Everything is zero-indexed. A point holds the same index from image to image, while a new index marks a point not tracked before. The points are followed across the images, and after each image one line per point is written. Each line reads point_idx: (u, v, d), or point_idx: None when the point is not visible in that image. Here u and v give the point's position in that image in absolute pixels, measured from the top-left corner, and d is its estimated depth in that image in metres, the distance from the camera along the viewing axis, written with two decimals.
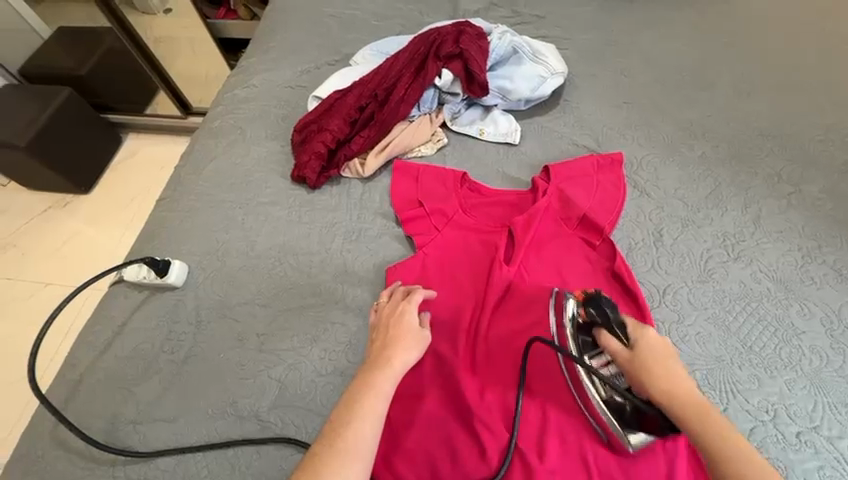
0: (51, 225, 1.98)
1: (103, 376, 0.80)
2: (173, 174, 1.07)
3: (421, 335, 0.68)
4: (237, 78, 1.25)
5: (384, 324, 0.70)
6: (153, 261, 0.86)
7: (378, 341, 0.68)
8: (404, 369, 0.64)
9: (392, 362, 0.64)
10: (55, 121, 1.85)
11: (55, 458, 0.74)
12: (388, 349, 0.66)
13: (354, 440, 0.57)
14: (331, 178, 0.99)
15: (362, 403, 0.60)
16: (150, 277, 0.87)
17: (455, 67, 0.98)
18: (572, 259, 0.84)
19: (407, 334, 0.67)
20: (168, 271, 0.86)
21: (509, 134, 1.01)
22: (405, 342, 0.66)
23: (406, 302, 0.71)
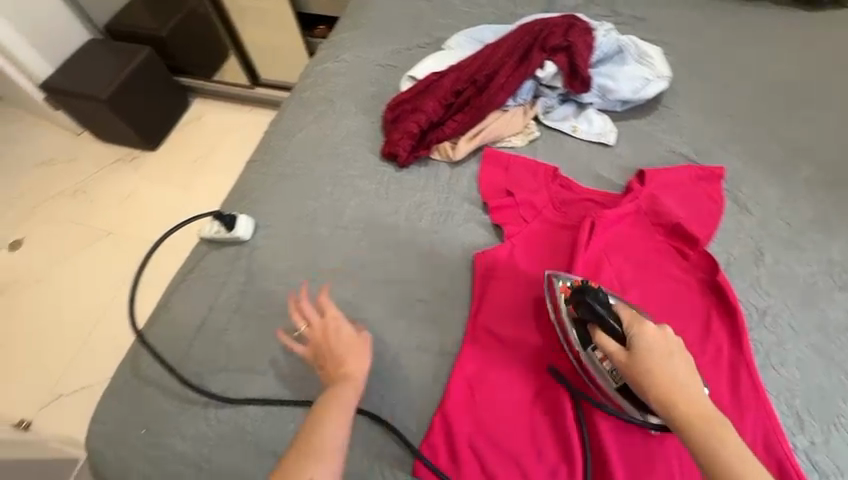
0: (119, 177, 2.06)
1: (194, 321, 0.82)
2: (264, 139, 1.10)
3: (361, 339, 0.72)
4: (327, 53, 1.26)
5: (311, 326, 0.74)
6: (220, 214, 0.89)
7: (318, 340, 0.73)
8: (359, 378, 0.69)
9: (350, 373, 0.68)
10: (133, 78, 1.93)
11: (147, 394, 0.75)
12: (359, 357, 0.70)
13: (336, 438, 0.62)
14: (420, 159, 0.99)
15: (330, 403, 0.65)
16: (220, 235, 0.90)
17: (559, 60, 0.96)
18: (662, 265, 0.83)
19: (353, 339, 0.72)
20: (236, 224, 0.90)
21: (603, 134, 1.00)
22: (355, 355, 0.71)
23: (329, 314, 0.75)
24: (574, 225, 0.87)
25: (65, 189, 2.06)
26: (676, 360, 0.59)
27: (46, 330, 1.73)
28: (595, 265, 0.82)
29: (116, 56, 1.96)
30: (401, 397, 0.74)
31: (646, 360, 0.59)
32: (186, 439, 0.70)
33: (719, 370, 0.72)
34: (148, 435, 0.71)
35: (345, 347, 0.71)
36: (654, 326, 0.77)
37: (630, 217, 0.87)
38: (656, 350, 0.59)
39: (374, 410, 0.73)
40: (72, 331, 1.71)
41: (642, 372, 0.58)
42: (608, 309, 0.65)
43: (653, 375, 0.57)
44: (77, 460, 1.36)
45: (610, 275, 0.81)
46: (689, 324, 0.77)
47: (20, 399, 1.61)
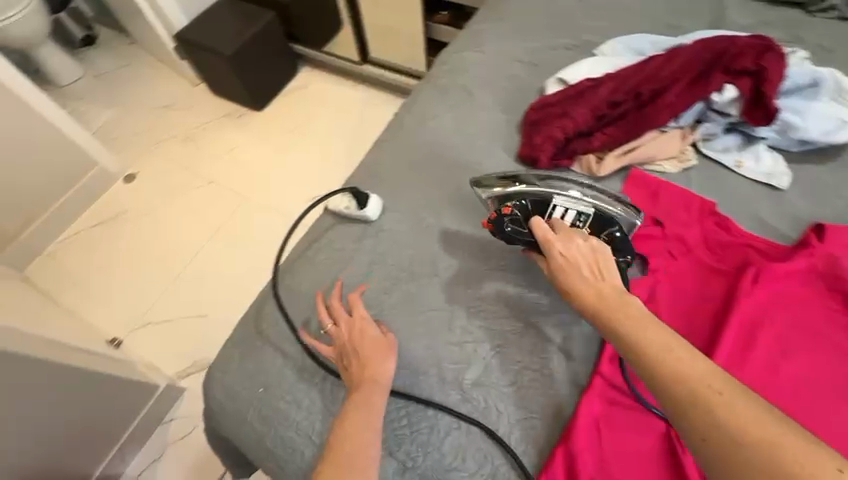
0: (225, 130, 2.15)
1: (315, 290, 0.82)
2: (395, 120, 1.09)
3: (386, 341, 0.71)
4: (467, 41, 1.22)
5: (346, 332, 0.72)
6: (355, 192, 0.88)
7: (344, 343, 0.71)
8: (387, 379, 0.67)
9: (376, 376, 0.67)
10: (255, 39, 2.00)
11: (267, 354, 0.76)
12: (380, 357, 0.69)
13: (363, 441, 0.60)
14: (559, 168, 0.93)
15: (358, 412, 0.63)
16: (348, 212, 0.89)
17: (743, 85, 0.86)
18: (834, 337, 0.72)
19: (370, 333, 0.71)
20: (367, 204, 0.88)
21: (773, 175, 0.88)
22: (377, 356, 0.69)
23: (357, 314, 0.73)
24: (730, 271, 0.78)
25: (176, 133, 2.16)
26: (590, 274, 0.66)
27: (142, 261, 1.82)
28: (751, 321, 0.73)
29: (244, 17, 2.04)
30: (521, 418, 0.68)
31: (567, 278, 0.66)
32: (301, 408, 0.71)
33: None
34: (265, 395, 0.73)
35: (361, 349, 0.70)
36: (820, 406, 0.67)
37: (801, 275, 0.76)
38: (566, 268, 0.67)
39: (491, 425, 0.68)
40: (166, 267, 1.80)
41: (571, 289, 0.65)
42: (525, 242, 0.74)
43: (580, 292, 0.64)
44: (158, 389, 1.44)
45: (770, 336, 0.72)
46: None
47: (111, 321, 1.70)
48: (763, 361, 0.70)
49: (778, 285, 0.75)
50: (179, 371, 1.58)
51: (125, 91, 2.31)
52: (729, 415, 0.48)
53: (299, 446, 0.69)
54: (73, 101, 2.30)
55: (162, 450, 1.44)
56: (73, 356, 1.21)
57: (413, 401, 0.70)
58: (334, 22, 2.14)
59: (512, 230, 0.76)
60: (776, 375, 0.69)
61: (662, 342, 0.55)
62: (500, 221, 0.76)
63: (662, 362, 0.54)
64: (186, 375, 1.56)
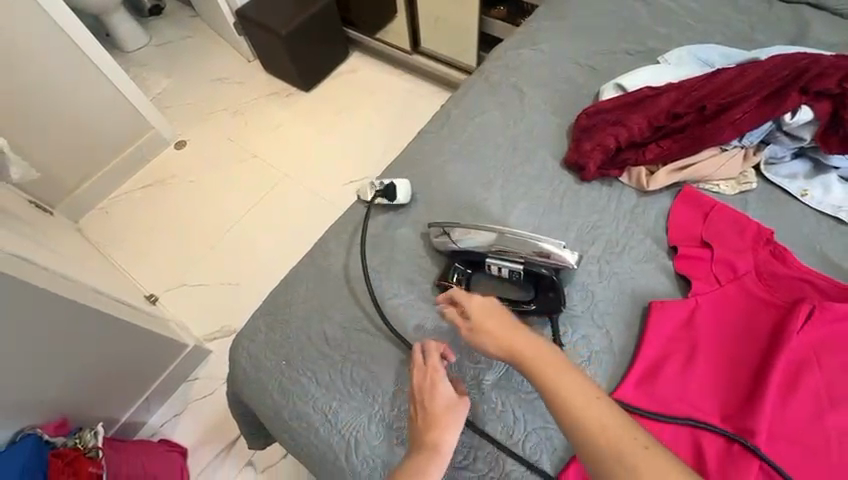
0: (271, 108, 2.20)
1: (344, 273, 0.83)
2: (441, 113, 1.08)
3: (459, 406, 0.63)
4: (523, 38, 1.19)
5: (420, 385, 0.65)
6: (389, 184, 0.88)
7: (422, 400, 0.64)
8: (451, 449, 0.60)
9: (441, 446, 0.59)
10: (310, 21, 2.04)
11: (293, 329, 0.78)
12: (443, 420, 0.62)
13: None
14: (605, 177, 0.90)
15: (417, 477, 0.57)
16: (372, 186, 0.89)
17: (820, 108, 0.79)
18: None
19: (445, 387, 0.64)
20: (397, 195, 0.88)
21: (843, 208, 0.82)
22: (448, 422, 0.61)
23: (431, 364, 0.66)
24: (779, 305, 0.73)
25: (227, 107, 2.23)
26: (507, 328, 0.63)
27: (183, 226, 1.90)
28: (796, 361, 0.69)
29: None
30: (538, 427, 0.66)
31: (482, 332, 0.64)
32: (320, 386, 0.72)
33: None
34: (287, 367, 0.75)
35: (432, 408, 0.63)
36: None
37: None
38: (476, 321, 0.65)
39: (507, 430, 0.67)
40: (204, 234, 1.87)
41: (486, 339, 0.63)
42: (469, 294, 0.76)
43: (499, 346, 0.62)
44: (185, 348, 1.50)
45: (817, 380, 0.67)
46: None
47: (150, 279, 1.79)
48: (804, 405, 0.66)
49: (832, 326, 0.70)
50: (206, 334, 1.65)
51: (185, 61, 2.41)
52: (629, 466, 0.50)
53: (314, 422, 0.71)
54: (136, 67, 2.41)
55: (182, 407, 1.51)
56: (114, 307, 1.28)
57: None
58: (388, 9, 2.14)
59: (456, 287, 0.77)
60: (819, 423, 0.65)
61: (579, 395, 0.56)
62: (446, 283, 0.78)
63: (577, 416, 0.54)
64: (212, 339, 1.63)
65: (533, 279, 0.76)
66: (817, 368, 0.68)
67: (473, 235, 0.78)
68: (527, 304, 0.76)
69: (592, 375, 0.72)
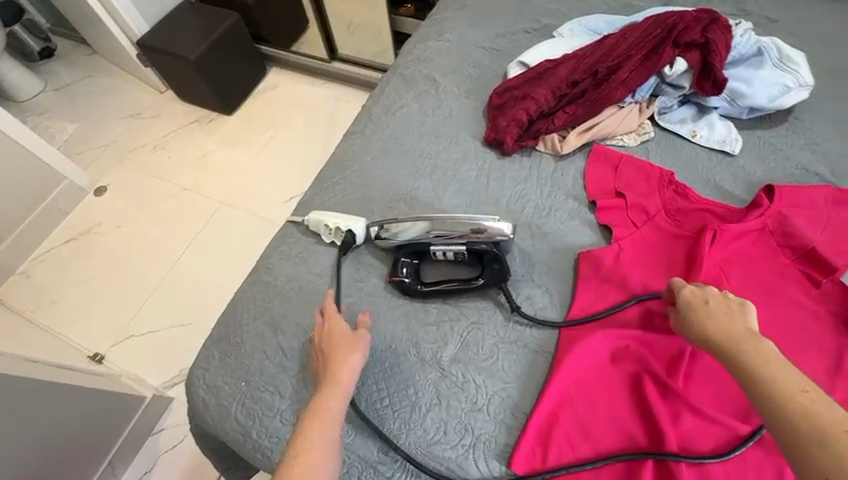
0: (195, 137, 2.12)
1: (292, 284, 0.82)
2: (362, 113, 1.10)
3: (356, 338, 0.69)
4: (429, 30, 1.23)
5: (321, 338, 0.70)
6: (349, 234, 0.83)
7: (320, 368, 0.67)
8: (351, 376, 0.65)
9: (340, 374, 0.64)
10: (219, 41, 1.98)
11: (248, 349, 0.77)
12: (334, 389, 0.62)
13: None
14: (525, 148, 0.96)
15: (319, 414, 0.60)
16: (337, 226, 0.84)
17: (692, 58, 0.88)
18: (785, 291, 0.76)
19: (350, 355, 0.66)
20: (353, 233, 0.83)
21: (726, 142, 0.92)
22: (344, 355, 0.66)
23: (329, 316, 0.72)
24: (687, 236, 0.82)
25: (146, 143, 2.12)
26: (725, 314, 0.60)
27: (119, 274, 1.79)
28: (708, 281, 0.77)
29: (206, 20, 2.02)
30: (499, 388, 0.70)
31: (697, 315, 0.62)
32: (284, 399, 0.72)
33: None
34: (248, 388, 0.74)
35: (331, 373, 0.65)
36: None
37: (753, 235, 0.81)
38: (695, 304, 0.63)
39: (470, 398, 0.70)
40: (145, 279, 1.77)
41: (695, 323, 0.61)
42: (418, 287, 0.78)
43: (708, 322, 0.60)
44: (144, 400, 1.42)
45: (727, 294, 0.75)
46: (809, 362, 0.71)
47: (92, 337, 1.67)
48: None
49: (730, 245, 0.79)
50: (165, 381, 1.56)
51: (90, 103, 2.26)
52: (817, 415, 0.44)
53: (284, 435, 0.70)
54: (35, 116, 2.23)
55: (152, 462, 1.43)
56: (57, 374, 1.18)
57: (393, 381, 0.72)
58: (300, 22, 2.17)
59: (408, 281, 0.78)
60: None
61: (768, 355, 0.52)
62: (396, 277, 0.78)
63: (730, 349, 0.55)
64: (173, 386, 1.54)
65: (473, 255, 0.78)
66: (725, 283, 0.76)
67: (410, 226, 0.79)
68: (476, 279, 0.77)
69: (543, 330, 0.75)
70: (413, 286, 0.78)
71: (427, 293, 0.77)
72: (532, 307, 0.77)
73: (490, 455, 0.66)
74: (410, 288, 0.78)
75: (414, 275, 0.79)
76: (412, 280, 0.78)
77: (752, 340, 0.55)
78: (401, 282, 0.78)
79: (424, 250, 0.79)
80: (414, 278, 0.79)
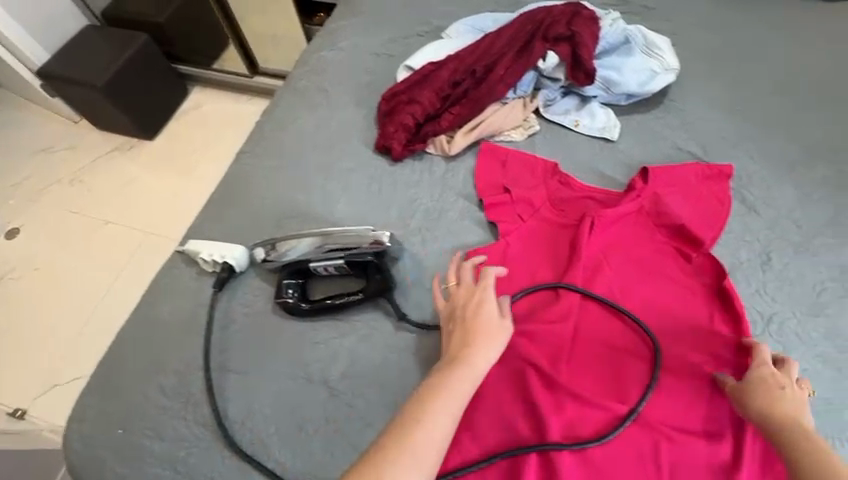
0: (119, 165, 2.00)
1: (175, 317, 0.78)
2: (255, 130, 1.06)
3: (502, 329, 0.65)
4: (323, 40, 1.21)
5: (461, 308, 0.67)
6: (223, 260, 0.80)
7: (449, 343, 0.65)
8: (485, 367, 0.62)
9: (474, 360, 0.61)
10: (129, 65, 1.87)
11: (126, 392, 0.72)
12: (461, 374, 0.60)
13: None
14: (415, 152, 0.95)
15: (434, 404, 0.58)
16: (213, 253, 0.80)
17: (562, 51, 0.91)
18: (663, 268, 0.79)
19: (490, 342, 0.63)
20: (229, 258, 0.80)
21: (607, 129, 0.95)
22: (485, 340, 0.63)
23: (482, 283, 0.68)
24: (569, 225, 0.83)
25: (61, 178, 1.99)
26: (801, 403, 0.59)
27: (40, 321, 1.67)
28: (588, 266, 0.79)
29: (114, 43, 1.91)
30: (387, 401, 0.69)
31: (770, 393, 0.59)
32: (163, 442, 0.68)
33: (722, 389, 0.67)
34: (126, 435, 0.69)
35: (459, 354, 0.62)
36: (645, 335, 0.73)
37: (630, 217, 0.83)
38: (772, 384, 0.60)
39: (359, 415, 0.68)
40: (67, 322, 1.66)
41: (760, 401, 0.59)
42: (304, 307, 0.75)
43: (775, 405, 0.58)
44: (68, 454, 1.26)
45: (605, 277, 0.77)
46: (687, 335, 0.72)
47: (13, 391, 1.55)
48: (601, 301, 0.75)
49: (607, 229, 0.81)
50: None
51: None
52: None
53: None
54: None
55: None
56: None
57: (278, 408, 0.69)
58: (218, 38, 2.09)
59: (292, 300, 0.76)
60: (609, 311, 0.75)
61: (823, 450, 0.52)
62: (281, 299, 0.76)
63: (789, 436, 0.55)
64: None
65: (359, 267, 0.76)
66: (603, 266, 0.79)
67: (293, 244, 0.77)
68: (362, 291, 0.75)
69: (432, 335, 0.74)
70: (298, 306, 0.75)
71: (314, 311, 0.76)
72: (422, 313, 0.77)
73: None
74: (296, 308, 0.75)
75: (301, 293, 0.77)
76: (299, 300, 0.76)
77: (812, 438, 0.54)
78: (287, 303, 0.76)
79: (307, 268, 0.77)
80: (303, 296, 0.77)
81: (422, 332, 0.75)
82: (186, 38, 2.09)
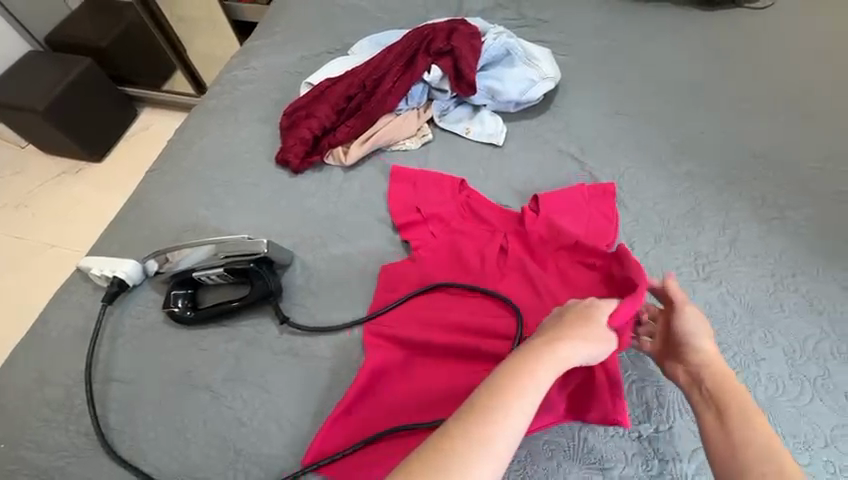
0: (66, 187, 1.94)
1: (68, 333, 0.81)
2: (165, 149, 1.10)
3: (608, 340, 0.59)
4: (238, 60, 1.26)
5: (579, 313, 0.61)
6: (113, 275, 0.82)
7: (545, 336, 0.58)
8: (570, 363, 0.56)
9: (559, 352, 0.56)
10: (73, 89, 1.78)
11: (14, 408, 0.75)
12: (541, 370, 0.54)
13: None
14: (314, 164, 1.00)
15: (511, 398, 0.52)
16: (105, 268, 0.83)
17: (443, 64, 0.99)
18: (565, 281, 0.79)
19: (592, 342, 0.58)
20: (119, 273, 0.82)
21: (494, 135, 1.00)
22: (584, 340, 0.58)
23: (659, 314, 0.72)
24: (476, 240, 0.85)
25: (5, 203, 1.93)
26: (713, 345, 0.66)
27: None
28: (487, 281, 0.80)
29: (57, 66, 1.82)
30: (265, 401, 0.72)
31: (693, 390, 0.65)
32: (47, 452, 0.71)
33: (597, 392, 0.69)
34: (10, 450, 0.72)
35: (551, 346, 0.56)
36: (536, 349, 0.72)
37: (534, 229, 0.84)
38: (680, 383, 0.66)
39: (236, 416, 0.71)
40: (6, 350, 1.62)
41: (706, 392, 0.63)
42: (190, 316, 0.79)
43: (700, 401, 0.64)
44: None
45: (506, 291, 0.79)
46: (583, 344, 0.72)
47: None
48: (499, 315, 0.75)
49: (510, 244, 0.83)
50: None
51: None
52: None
53: None
54: None
55: None
56: None
57: (160, 413, 0.72)
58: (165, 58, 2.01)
59: (180, 310, 0.79)
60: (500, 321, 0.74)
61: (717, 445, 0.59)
62: (168, 309, 0.79)
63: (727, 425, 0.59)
64: None
65: (243, 274, 0.80)
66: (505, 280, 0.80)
67: (180, 256, 0.80)
68: (245, 298, 0.79)
69: (314, 337, 0.78)
70: (185, 314, 0.78)
71: (201, 319, 0.79)
72: (306, 317, 0.81)
73: (251, 468, 0.68)
74: (182, 317, 0.79)
75: (188, 303, 0.80)
76: (186, 310, 0.79)
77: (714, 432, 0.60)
78: (175, 313, 0.79)
79: (193, 278, 0.80)
80: (190, 306, 0.80)
81: (305, 334, 0.78)
82: (132, 58, 2.00)
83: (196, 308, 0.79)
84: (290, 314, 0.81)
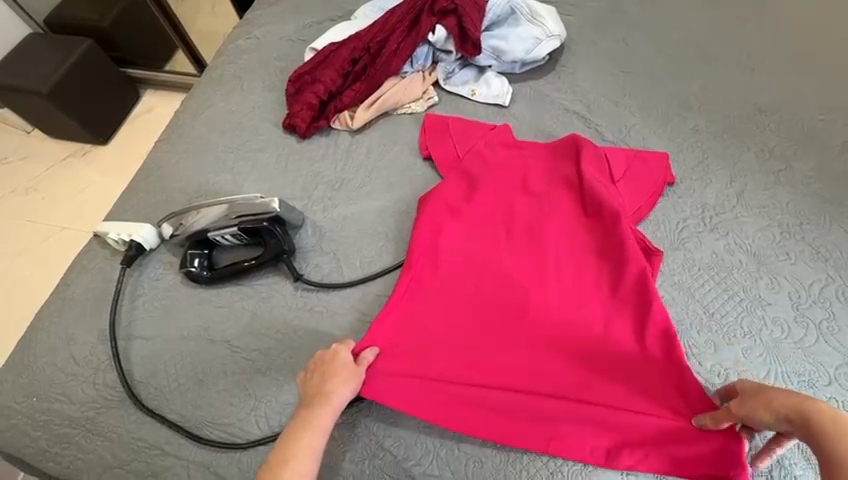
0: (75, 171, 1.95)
1: (89, 295, 0.83)
2: (172, 118, 1.10)
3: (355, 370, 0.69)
4: (240, 30, 1.25)
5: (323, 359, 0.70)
6: (128, 241, 0.84)
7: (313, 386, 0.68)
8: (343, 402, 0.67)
9: (333, 398, 0.66)
10: (75, 72, 1.78)
11: (41, 365, 0.78)
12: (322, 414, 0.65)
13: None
14: (321, 129, 1.00)
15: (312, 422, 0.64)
16: (121, 234, 0.85)
17: (448, 23, 0.98)
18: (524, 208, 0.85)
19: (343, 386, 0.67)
20: (137, 239, 0.84)
21: (499, 96, 1.00)
22: (340, 378, 0.67)
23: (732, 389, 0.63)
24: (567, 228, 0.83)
25: (15, 187, 1.96)
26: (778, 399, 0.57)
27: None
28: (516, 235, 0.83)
29: (59, 48, 1.82)
30: (284, 353, 0.75)
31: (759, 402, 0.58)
32: (76, 405, 0.74)
33: (649, 422, 0.65)
34: (39, 402, 0.75)
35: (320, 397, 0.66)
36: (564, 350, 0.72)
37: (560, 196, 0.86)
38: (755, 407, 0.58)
39: (256, 367, 0.74)
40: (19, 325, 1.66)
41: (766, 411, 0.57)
42: (206, 275, 0.81)
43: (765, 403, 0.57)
44: None
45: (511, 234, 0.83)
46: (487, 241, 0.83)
47: None
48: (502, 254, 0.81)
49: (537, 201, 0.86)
50: None
51: None
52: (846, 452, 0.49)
53: (77, 438, 0.73)
54: None
55: None
56: None
57: (181, 366, 0.75)
58: (164, 39, 1.98)
59: (196, 269, 0.81)
60: (530, 317, 0.74)
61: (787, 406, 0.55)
62: (185, 269, 0.81)
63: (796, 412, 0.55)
64: None
65: (256, 234, 0.81)
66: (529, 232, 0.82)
67: (193, 218, 0.82)
68: (260, 256, 0.81)
69: (327, 294, 0.80)
70: (202, 274, 0.81)
71: (216, 279, 0.81)
72: (319, 275, 0.82)
73: (272, 413, 0.71)
74: (199, 276, 0.81)
75: (203, 264, 0.81)
76: (202, 270, 0.81)
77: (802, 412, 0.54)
78: (191, 274, 0.81)
79: (207, 239, 0.82)
80: (204, 267, 0.82)
81: (319, 290, 0.80)
82: (134, 39, 1.98)
83: (212, 268, 0.81)
84: (304, 272, 0.83)
